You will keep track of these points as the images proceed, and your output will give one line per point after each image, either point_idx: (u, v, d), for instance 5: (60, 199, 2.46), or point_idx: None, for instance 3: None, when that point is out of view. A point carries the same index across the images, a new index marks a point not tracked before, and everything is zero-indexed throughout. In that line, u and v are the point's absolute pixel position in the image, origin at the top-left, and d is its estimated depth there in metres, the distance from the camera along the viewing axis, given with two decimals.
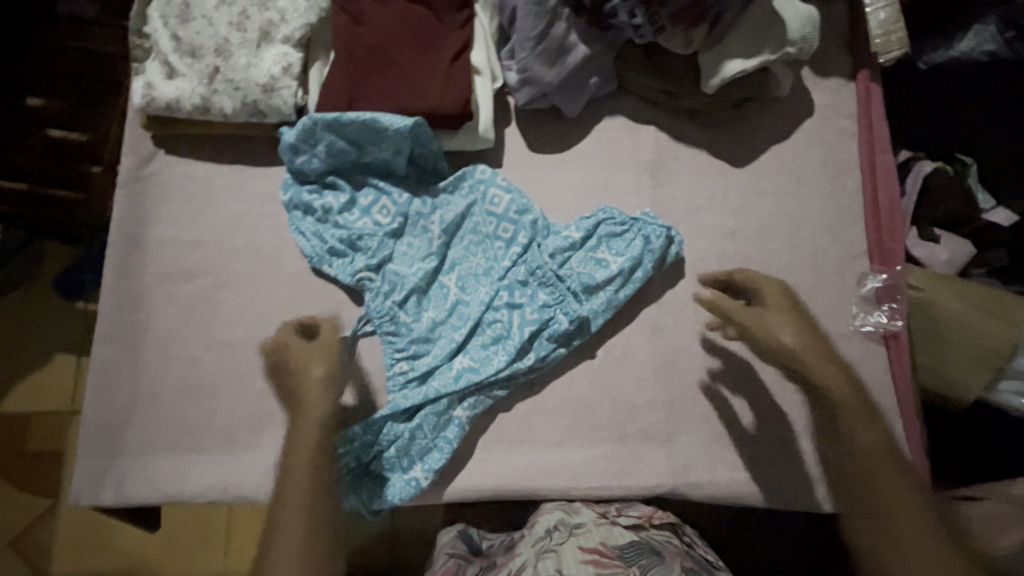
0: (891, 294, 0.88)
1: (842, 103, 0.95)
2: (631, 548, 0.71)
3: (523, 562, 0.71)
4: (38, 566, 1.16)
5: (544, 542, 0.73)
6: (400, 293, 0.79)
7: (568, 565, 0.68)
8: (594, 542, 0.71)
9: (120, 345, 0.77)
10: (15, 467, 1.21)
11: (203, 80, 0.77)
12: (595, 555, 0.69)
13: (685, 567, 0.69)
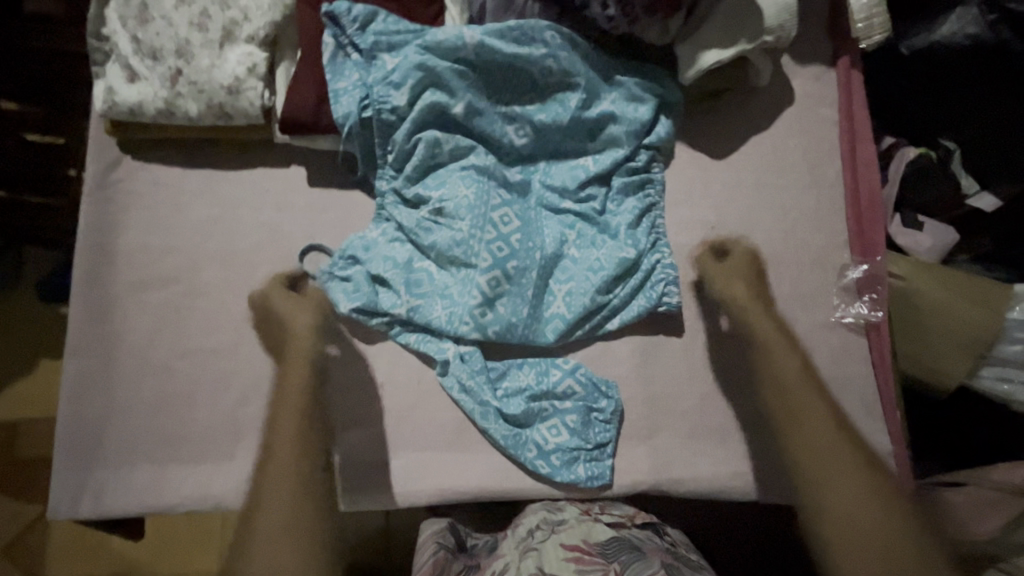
0: (872, 285, 0.87)
1: (822, 91, 0.94)
2: (612, 544, 0.71)
3: (505, 564, 0.72)
4: (31, 572, 1.16)
5: (527, 541, 0.73)
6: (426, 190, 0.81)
7: (549, 564, 0.68)
8: (576, 539, 0.71)
9: (93, 356, 0.75)
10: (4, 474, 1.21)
11: (166, 83, 0.75)
12: (577, 553, 0.69)
13: (666, 561, 0.69)
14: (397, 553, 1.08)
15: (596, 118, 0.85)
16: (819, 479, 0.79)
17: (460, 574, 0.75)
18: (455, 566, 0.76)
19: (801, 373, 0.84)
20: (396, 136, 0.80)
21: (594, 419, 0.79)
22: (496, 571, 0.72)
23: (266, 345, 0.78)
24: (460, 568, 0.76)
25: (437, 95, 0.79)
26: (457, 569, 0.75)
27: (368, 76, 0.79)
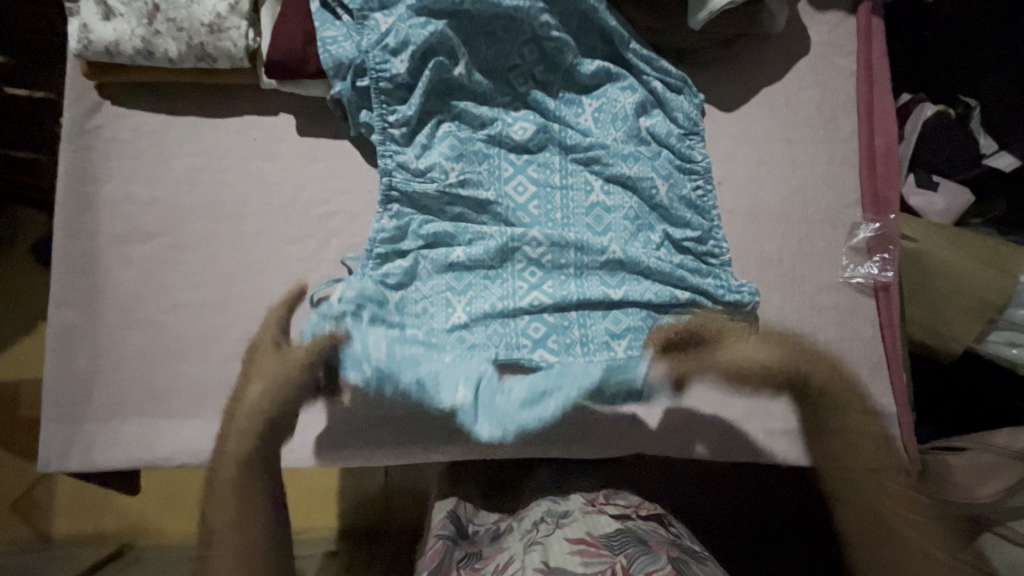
0: (884, 244, 0.84)
1: (840, 39, 0.89)
2: (617, 538, 0.69)
3: (509, 556, 0.71)
4: (38, 527, 1.17)
5: (531, 534, 0.73)
6: (435, 163, 0.75)
7: (555, 558, 0.65)
8: (581, 533, 0.70)
9: (78, 309, 0.73)
10: (9, 433, 1.21)
11: (143, 19, 0.70)
12: (581, 545, 0.67)
13: (672, 556, 0.66)
14: (397, 510, 1.09)
15: (593, 76, 0.81)
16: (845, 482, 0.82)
17: (460, 561, 0.74)
18: (455, 554, 0.75)
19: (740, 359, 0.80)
20: (403, 99, 0.75)
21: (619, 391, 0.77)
22: (499, 563, 0.70)
23: (255, 300, 0.75)
24: (459, 555, 0.75)
25: (440, 48, 0.75)
26: (456, 558, 0.74)
27: (360, 38, 0.73)
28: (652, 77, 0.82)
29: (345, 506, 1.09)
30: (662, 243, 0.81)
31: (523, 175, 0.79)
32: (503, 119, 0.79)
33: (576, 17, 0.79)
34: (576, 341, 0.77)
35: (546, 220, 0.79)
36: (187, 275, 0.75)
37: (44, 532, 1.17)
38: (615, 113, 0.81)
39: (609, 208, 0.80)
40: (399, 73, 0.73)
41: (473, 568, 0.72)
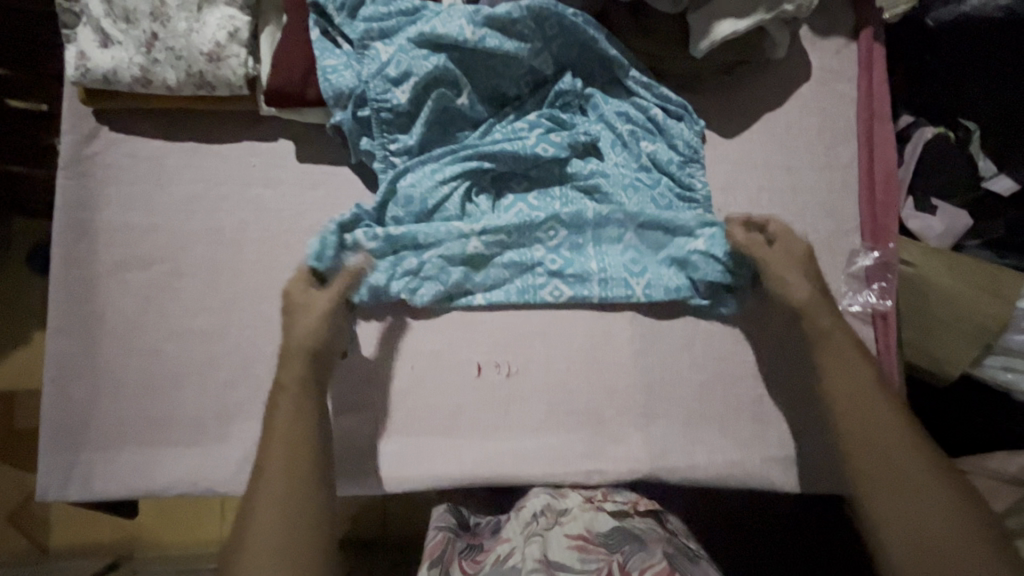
0: (882, 273, 0.84)
1: (841, 66, 0.89)
2: (615, 534, 0.74)
3: (511, 548, 0.73)
4: (36, 538, 1.17)
5: (531, 526, 0.74)
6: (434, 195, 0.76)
7: (554, 553, 0.71)
8: (580, 528, 0.73)
9: (76, 337, 0.73)
10: (4, 444, 1.20)
11: (141, 47, 0.69)
12: (580, 542, 0.72)
13: (668, 552, 0.73)
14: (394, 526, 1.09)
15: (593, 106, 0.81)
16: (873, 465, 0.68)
17: (462, 551, 0.75)
18: (458, 544, 0.75)
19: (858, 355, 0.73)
20: (404, 129, 0.76)
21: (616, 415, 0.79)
22: (499, 554, 0.72)
23: (254, 328, 0.75)
24: (462, 545, 0.76)
25: (441, 80, 0.74)
26: (459, 548, 0.75)
27: (360, 68, 0.73)
28: (653, 104, 0.82)
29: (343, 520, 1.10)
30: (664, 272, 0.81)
31: (523, 203, 0.80)
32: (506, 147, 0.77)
33: (577, 47, 0.79)
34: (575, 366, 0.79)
35: (546, 249, 0.79)
36: (186, 301, 0.75)
37: (41, 543, 1.17)
38: (615, 142, 0.82)
39: (610, 238, 0.80)
40: (400, 105, 0.73)
41: (474, 561, 0.74)
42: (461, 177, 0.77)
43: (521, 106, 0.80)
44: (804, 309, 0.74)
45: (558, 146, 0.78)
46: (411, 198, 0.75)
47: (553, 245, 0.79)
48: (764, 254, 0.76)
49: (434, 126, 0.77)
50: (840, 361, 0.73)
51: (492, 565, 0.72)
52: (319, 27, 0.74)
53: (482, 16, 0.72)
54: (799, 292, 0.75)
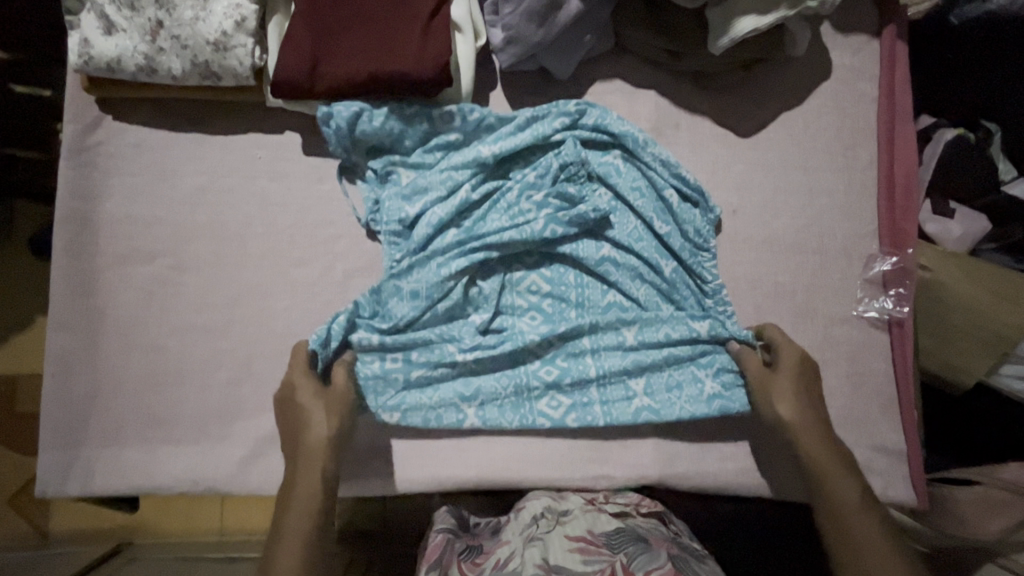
0: (900, 279, 0.82)
1: (862, 65, 0.86)
2: (618, 535, 0.69)
3: (511, 550, 0.68)
4: (37, 522, 1.17)
5: (531, 528, 0.70)
6: (436, 282, 0.72)
7: (554, 555, 0.66)
8: (581, 529, 0.69)
9: (77, 330, 0.72)
10: (6, 429, 1.20)
11: (146, 35, 0.67)
12: (582, 543, 0.67)
13: (672, 553, 0.67)
14: (394, 512, 1.08)
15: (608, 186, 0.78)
16: (852, 549, 0.65)
17: (461, 553, 0.71)
18: (457, 546, 0.71)
19: (844, 465, 0.70)
20: (408, 215, 0.74)
21: (625, 431, 0.77)
22: (499, 558, 0.68)
23: (257, 325, 0.74)
24: (460, 547, 0.72)
25: (447, 165, 0.75)
26: (457, 551, 0.71)
27: (381, 192, 0.75)
28: (668, 183, 0.79)
29: (343, 511, 1.09)
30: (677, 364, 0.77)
31: (532, 291, 0.77)
32: (515, 230, 0.74)
33: (589, 122, 0.77)
34: (578, 445, 0.76)
35: (553, 340, 0.75)
36: (188, 295, 0.74)
37: (43, 527, 1.17)
38: (631, 229, 0.78)
39: (622, 326, 0.76)
40: (407, 187, 0.75)
41: (474, 563, 0.69)
42: (465, 271, 0.74)
43: (532, 183, 0.77)
44: (794, 432, 0.72)
45: (566, 226, 0.75)
46: (412, 285, 0.72)
47: (548, 355, 0.75)
48: (762, 375, 0.74)
49: (437, 207, 0.74)
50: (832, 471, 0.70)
51: (491, 569, 0.67)
52: (341, 154, 0.74)
53: (491, 115, 0.75)
54: (789, 415, 0.72)
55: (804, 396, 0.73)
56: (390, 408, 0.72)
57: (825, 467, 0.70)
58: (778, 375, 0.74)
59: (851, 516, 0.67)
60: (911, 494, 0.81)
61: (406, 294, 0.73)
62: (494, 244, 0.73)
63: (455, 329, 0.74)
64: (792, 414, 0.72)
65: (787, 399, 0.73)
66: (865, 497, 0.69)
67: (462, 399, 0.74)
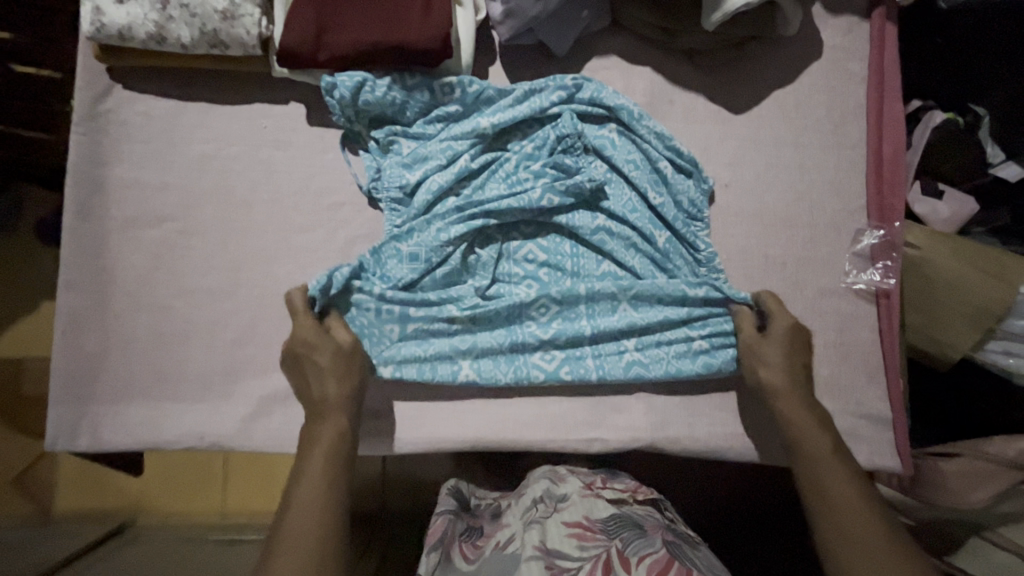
0: (887, 252, 0.85)
1: (852, 45, 0.88)
2: (614, 521, 0.71)
3: (511, 534, 0.73)
4: (40, 502, 1.19)
5: (530, 512, 0.75)
6: (435, 246, 0.74)
7: (552, 539, 0.68)
8: (578, 516, 0.72)
9: (86, 292, 0.74)
10: (10, 409, 1.22)
11: (156, 3, 0.69)
12: (578, 529, 0.70)
13: (666, 540, 0.69)
14: (391, 488, 1.11)
15: (604, 158, 0.81)
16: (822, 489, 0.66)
17: (462, 534, 0.76)
18: (459, 526, 0.77)
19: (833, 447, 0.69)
20: (408, 182, 0.76)
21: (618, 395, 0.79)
22: (499, 541, 0.72)
23: (262, 289, 0.76)
24: (462, 528, 0.77)
25: (447, 135, 0.77)
26: (459, 530, 0.76)
27: (382, 161, 0.77)
28: (663, 156, 0.82)
29: None
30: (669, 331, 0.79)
31: (529, 259, 0.79)
32: (512, 198, 0.76)
33: (586, 97, 0.80)
34: (573, 409, 0.78)
35: (549, 305, 0.77)
36: (195, 260, 0.76)
37: (46, 506, 1.19)
38: (626, 200, 0.81)
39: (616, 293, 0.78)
40: (408, 156, 0.77)
41: (474, 546, 0.74)
42: (464, 237, 0.76)
43: (530, 154, 0.79)
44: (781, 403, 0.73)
45: (563, 195, 0.77)
46: (413, 249, 0.74)
47: (545, 318, 0.77)
48: (751, 339, 0.76)
49: (437, 174, 0.76)
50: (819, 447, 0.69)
51: (491, 549, 0.72)
52: (344, 123, 0.76)
53: (491, 88, 0.77)
54: (779, 381, 0.74)
55: (791, 357, 0.75)
56: (390, 367, 0.74)
57: (812, 445, 0.69)
58: (770, 337, 0.76)
59: (832, 484, 0.66)
60: (897, 461, 0.83)
61: (406, 258, 0.75)
62: (492, 211, 0.76)
63: (455, 293, 0.77)
64: (775, 377, 0.74)
65: (772, 367, 0.74)
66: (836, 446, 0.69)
67: (461, 360, 0.76)
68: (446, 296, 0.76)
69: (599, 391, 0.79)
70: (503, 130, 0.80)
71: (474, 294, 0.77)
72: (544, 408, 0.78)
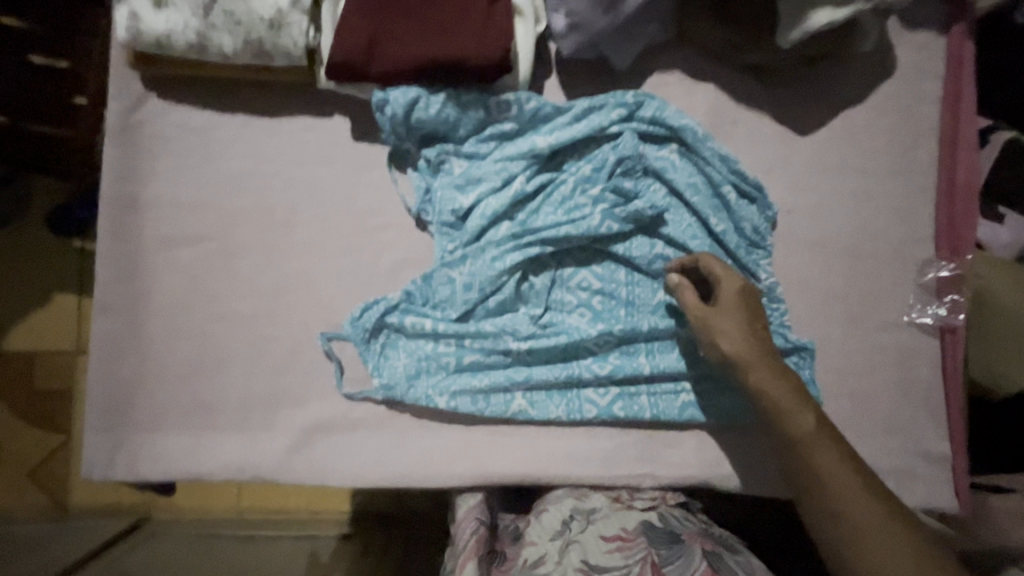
0: (956, 286, 0.81)
1: (927, 62, 0.83)
2: (651, 533, 0.68)
3: (542, 554, 0.67)
4: (57, 496, 1.09)
5: (564, 533, 0.68)
6: (489, 274, 0.71)
7: (593, 556, 0.66)
8: (615, 528, 0.68)
9: (121, 315, 0.71)
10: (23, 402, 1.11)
11: (198, 9, 0.64)
12: (617, 543, 0.67)
13: (706, 549, 0.67)
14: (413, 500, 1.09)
15: (665, 181, 0.76)
16: (807, 466, 0.64)
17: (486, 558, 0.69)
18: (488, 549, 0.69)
19: (867, 493, 0.62)
20: (461, 205, 0.72)
21: (674, 431, 0.76)
22: (531, 560, 0.67)
23: (304, 314, 0.73)
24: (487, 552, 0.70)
25: (503, 155, 0.73)
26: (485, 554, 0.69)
27: (432, 181, 0.73)
28: (726, 179, 0.77)
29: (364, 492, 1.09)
30: None
31: (583, 287, 0.75)
32: (568, 224, 0.72)
33: (647, 115, 0.75)
34: (627, 445, 0.75)
35: (605, 338, 0.73)
36: (234, 282, 0.72)
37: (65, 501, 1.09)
38: (688, 227, 0.76)
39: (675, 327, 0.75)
40: (461, 177, 0.72)
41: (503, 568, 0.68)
42: (518, 265, 0.72)
43: (587, 177, 0.75)
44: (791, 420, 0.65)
45: (623, 223, 0.73)
46: (465, 277, 0.71)
47: (602, 350, 0.74)
48: (703, 313, 0.69)
49: (491, 198, 0.72)
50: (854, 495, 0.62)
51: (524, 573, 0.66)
52: (393, 141, 0.72)
53: (548, 107, 0.73)
54: (806, 427, 0.65)
55: (749, 327, 0.69)
56: (442, 400, 0.71)
57: (843, 490, 0.62)
58: (717, 310, 0.69)
59: (821, 471, 0.63)
60: (955, 503, 0.80)
61: (459, 286, 0.71)
62: (548, 238, 0.72)
63: (507, 322, 0.73)
64: (745, 354, 0.67)
65: (738, 338, 0.68)
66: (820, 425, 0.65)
67: (514, 392, 0.73)
68: (497, 326, 0.73)
69: (654, 425, 0.76)
70: (559, 150, 0.75)
71: (527, 324, 0.73)
72: (598, 443, 0.75)
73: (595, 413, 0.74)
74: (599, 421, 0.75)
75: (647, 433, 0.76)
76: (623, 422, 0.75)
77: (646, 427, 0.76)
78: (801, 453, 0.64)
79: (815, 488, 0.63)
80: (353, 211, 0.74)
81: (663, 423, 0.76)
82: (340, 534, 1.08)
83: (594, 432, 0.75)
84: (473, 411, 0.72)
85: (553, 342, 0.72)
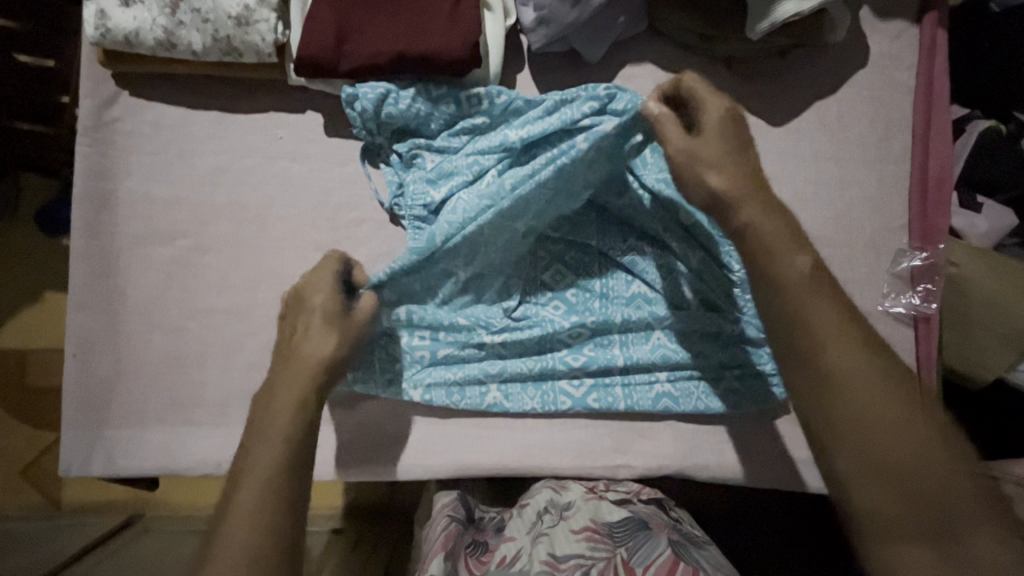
0: (929, 275, 0.82)
1: (899, 52, 0.84)
2: (621, 525, 0.68)
3: (517, 548, 0.66)
4: (49, 492, 1.10)
5: (535, 525, 0.69)
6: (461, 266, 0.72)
7: (561, 548, 0.65)
8: (585, 520, 0.68)
9: (97, 312, 0.71)
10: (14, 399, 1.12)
11: (165, 7, 0.65)
12: (587, 534, 0.66)
13: (673, 539, 0.67)
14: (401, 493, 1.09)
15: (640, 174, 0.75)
16: (821, 362, 0.50)
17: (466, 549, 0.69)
18: (463, 539, 0.69)
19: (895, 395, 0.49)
20: (433, 199, 0.72)
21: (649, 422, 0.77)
22: (505, 555, 0.66)
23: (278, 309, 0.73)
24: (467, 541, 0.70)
25: (475, 150, 0.73)
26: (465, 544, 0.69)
27: (405, 176, 0.73)
28: None
29: (352, 485, 1.09)
30: (705, 358, 0.76)
31: (556, 280, 0.76)
32: (541, 216, 0.72)
33: None
34: (602, 436, 0.76)
35: (578, 330, 0.74)
36: (208, 277, 0.73)
37: (56, 498, 1.10)
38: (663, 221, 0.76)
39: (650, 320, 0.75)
40: (433, 171, 0.73)
41: (479, 560, 0.67)
42: (490, 259, 0.72)
43: None
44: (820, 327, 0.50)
45: None
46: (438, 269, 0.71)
47: (575, 342, 0.75)
48: (687, 145, 0.56)
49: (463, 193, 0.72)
50: (899, 416, 0.48)
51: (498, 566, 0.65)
52: (364, 136, 0.73)
53: (519, 100, 0.72)
54: (831, 317, 0.50)
55: (739, 152, 0.56)
56: (417, 391, 0.72)
57: (866, 388, 0.49)
58: (700, 141, 0.56)
59: (844, 370, 0.49)
60: None
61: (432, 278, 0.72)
62: (508, 211, 0.69)
63: (480, 316, 0.74)
64: (736, 193, 0.55)
65: (718, 165, 0.55)
66: (843, 313, 0.51)
67: (488, 384, 0.74)
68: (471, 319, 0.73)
69: (629, 417, 0.77)
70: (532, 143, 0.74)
71: (500, 317, 0.74)
72: (573, 434, 0.76)
73: (569, 404, 0.74)
74: (574, 412, 0.75)
75: (622, 424, 0.76)
76: (598, 414, 0.76)
77: (621, 418, 0.77)
78: (819, 340, 0.50)
79: (832, 380, 0.49)
80: (327, 206, 0.74)
81: (638, 414, 0.77)
82: (327, 531, 1.08)
83: (569, 423, 0.76)
84: (447, 402, 0.73)
85: (527, 334, 0.73)
